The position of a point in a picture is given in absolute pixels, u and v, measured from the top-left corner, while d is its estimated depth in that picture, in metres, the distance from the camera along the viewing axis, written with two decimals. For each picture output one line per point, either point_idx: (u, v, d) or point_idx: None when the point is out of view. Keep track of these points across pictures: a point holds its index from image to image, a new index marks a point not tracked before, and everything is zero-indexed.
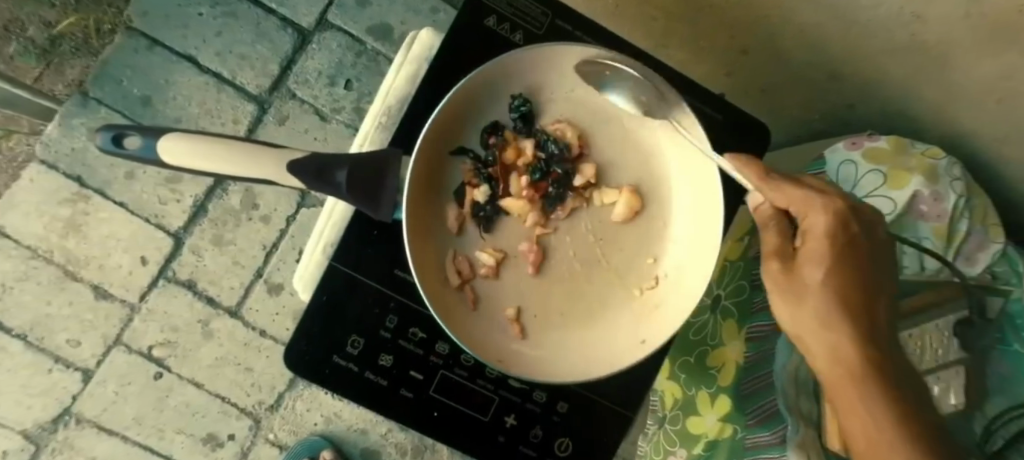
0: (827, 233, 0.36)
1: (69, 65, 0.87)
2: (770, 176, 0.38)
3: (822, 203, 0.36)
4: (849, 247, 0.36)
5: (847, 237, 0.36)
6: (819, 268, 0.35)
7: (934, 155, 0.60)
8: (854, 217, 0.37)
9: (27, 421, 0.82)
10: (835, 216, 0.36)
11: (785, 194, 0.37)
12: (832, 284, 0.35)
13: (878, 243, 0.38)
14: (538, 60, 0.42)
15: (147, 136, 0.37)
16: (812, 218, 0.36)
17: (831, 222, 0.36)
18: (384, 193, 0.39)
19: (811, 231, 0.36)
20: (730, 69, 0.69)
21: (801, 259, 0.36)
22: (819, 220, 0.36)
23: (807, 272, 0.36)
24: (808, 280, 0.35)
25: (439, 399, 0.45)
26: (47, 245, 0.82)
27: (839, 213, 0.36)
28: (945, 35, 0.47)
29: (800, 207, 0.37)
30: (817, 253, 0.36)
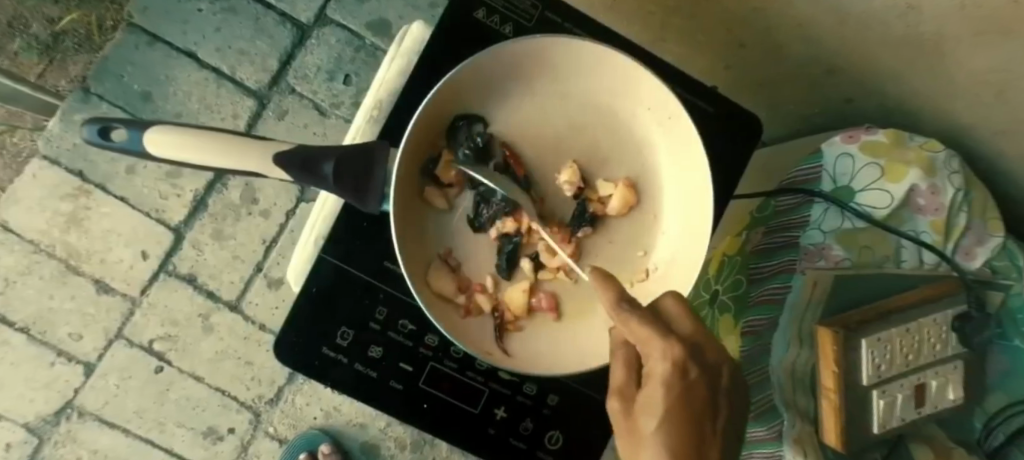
0: (669, 382, 0.31)
1: (72, 61, 0.88)
2: (622, 310, 0.32)
3: (675, 343, 0.32)
4: (689, 400, 0.31)
5: (686, 388, 0.32)
6: (653, 419, 0.31)
7: (932, 148, 0.59)
8: (695, 365, 0.32)
9: (30, 414, 0.83)
10: (674, 363, 0.32)
11: (632, 329, 0.32)
12: (667, 440, 0.30)
13: (715, 386, 0.33)
14: (525, 54, 0.41)
15: (131, 129, 0.38)
16: (663, 354, 0.32)
17: (675, 370, 0.31)
18: (372, 183, 0.39)
19: (653, 372, 0.32)
20: (727, 62, 0.69)
21: (640, 405, 0.32)
22: (661, 366, 0.32)
23: (641, 421, 0.32)
24: (643, 429, 0.32)
25: (429, 391, 0.46)
26: (50, 239, 0.83)
27: (681, 356, 0.32)
28: (940, 27, 0.46)
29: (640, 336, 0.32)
30: (655, 397, 0.32)
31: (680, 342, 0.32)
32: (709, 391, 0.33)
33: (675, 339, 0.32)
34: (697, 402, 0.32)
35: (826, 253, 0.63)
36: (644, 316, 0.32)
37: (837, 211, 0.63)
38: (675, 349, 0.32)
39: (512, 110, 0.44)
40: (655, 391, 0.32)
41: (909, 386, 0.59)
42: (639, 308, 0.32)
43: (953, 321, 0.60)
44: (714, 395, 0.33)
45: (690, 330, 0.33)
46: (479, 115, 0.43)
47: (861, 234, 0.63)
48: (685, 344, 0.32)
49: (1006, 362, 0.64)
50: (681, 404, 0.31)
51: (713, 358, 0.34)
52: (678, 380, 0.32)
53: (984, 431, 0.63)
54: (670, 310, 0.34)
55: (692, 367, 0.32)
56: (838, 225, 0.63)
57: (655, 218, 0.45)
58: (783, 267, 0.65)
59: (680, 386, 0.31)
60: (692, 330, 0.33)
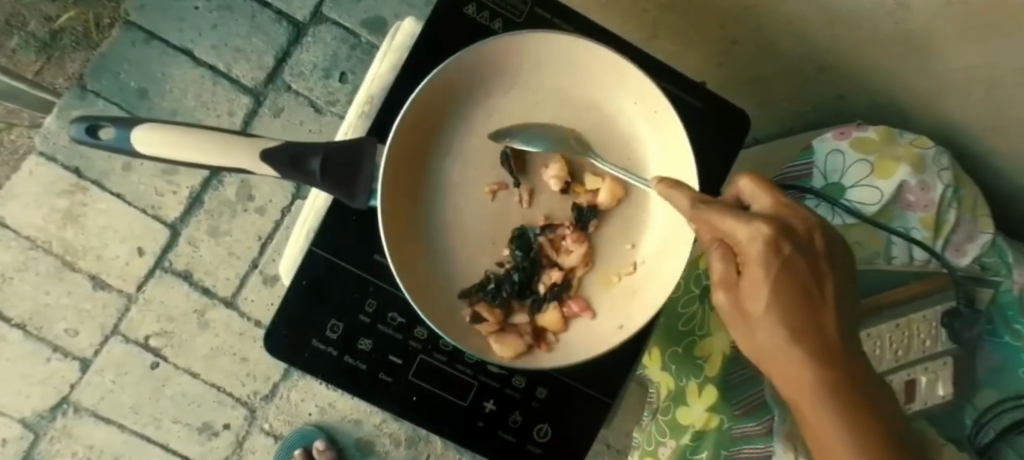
0: (762, 258, 0.30)
1: (69, 58, 0.89)
2: (699, 206, 0.33)
3: (762, 224, 0.31)
4: (794, 275, 0.31)
5: (785, 263, 0.31)
6: (760, 303, 0.31)
7: (922, 145, 0.59)
8: (785, 233, 0.31)
9: (26, 409, 0.83)
10: (766, 240, 0.31)
11: (711, 220, 0.32)
12: (779, 315, 0.31)
13: (817, 254, 0.32)
14: (510, 50, 0.42)
15: (120, 127, 0.38)
16: (750, 234, 0.31)
17: (767, 244, 0.31)
18: (359, 178, 0.40)
19: (747, 257, 0.31)
20: (720, 60, 0.69)
21: (744, 293, 0.32)
22: (755, 245, 0.31)
23: (749, 305, 0.32)
24: (755, 312, 0.31)
25: (418, 384, 0.46)
26: (46, 236, 0.83)
27: (772, 234, 0.31)
28: (928, 24, 0.46)
29: (721, 225, 0.32)
30: (757, 283, 0.31)
31: (767, 220, 0.31)
32: (811, 267, 0.31)
33: (759, 218, 0.31)
34: (803, 273, 0.31)
35: None
36: (717, 206, 0.32)
37: (828, 207, 0.64)
38: (764, 228, 0.31)
39: (500, 105, 0.44)
40: (755, 274, 0.31)
41: (898, 382, 0.59)
42: (713, 205, 0.32)
43: (942, 317, 0.60)
44: (820, 269, 0.32)
45: (770, 208, 0.33)
46: (468, 110, 0.44)
47: (851, 230, 0.63)
48: (773, 219, 0.31)
49: (997, 359, 0.63)
50: (786, 278, 0.31)
51: (809, 232, 0.33)
52: (775, 256, 0.31)
53: (975, 426, 0.62)
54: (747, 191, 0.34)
55: (784, 241, 0.31)
56: (828, 221, 0.64)
57: (644, 212, 0.45)
58: None
59: (776, 263, 0.31)
60: (773, 207, 0.33)
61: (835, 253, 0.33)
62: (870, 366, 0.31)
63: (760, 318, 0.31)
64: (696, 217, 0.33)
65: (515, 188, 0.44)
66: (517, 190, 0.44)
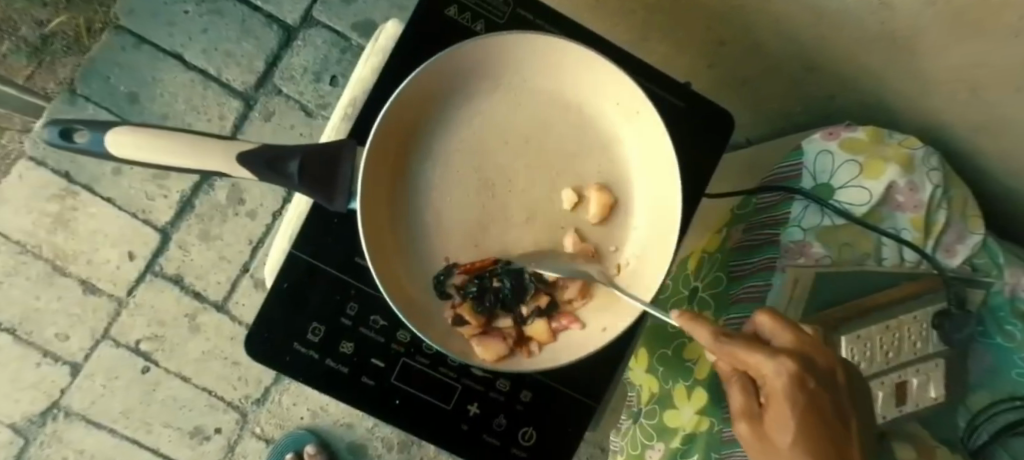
0: (788, 394, 0.34)
1: (60, 63, 0.88)
2: (723, 340, 0.34)
3: (786, 360, 0.34)
4: (812, 409, 0.34)
5: (809, 401, 0.34)
6: (787, 437, 0.34)
7: (910, 145, 0.59)
8: (809, 372, 0.34)
9: (16, 414, 0.83)
10: (792, 375, 0.34)
11: (738, 355, 0.34)
12: (807, 448, 0.34)
13: (833, 383, 0.36)
14: (495, 51, 0.42)
15: (94, 130, 0.38)
16: (777, 371, 0.34)
17: (792, 382, 0.34)
18: (339, 181, 0.40)
19: (773, 390, 0.34)
20: (708, 61, 0.69)
21: (767, 426, 0.35)
22: (779, 381, 0.34)
23: (776, 435, 0.35)
24: (778, 442, 0.35)
25: (401, 387, 0.46)
26: (35, 240, 0.83)
27: (796, 368, 0.34)
28: (913, 24, 0.46)
29: (746, 361, 0.35)
30: (783, 416, 0.34)
31: (791, 356, 0.34)
32: (827, 396, 0.35)
33: (782, 353, 0.34)
34: (820, 410, 0.34)
35: (806, 250, 0.63)
36: (745, 343, 0.34)
37: (817, 209, 0.63)
38: (789, 365, 0.34)
39: (483, 106, 0.44)
40: (781, 411, 0.34)
41: (891, 384, 0.59)
42: (734, 339, 0.34)
43: (932, 318, 0.59)
44: (831, 395, 0.36)
45: (790, 343, 0.35)
46: (449, 112, 0.44)
47: (840, 231, 0.63)
48: (796, 358, 0.34)
49: (989, 360, 0.63)
50: (806, 412, 0.34)
51: (822, 362, 0.36)
52: (799, 392, 0.34)
53: (968, 428, 0.63)
54: (767, 328, 0.36)
55: (807, 376, 0.34)
56: (817, 222, 0.63)
57: (626, 214, 0.45)
58: (764, 265, 0.65)
59: (800, 397, 0.34)
60: (794, 342, 0.35)
61: (844, 384, 0.37)
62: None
63: (784, 450, 0.34)
64: (719, 350, 0.35)
65: (496, 189, 0.43)
66: (498, 192, 0.43)
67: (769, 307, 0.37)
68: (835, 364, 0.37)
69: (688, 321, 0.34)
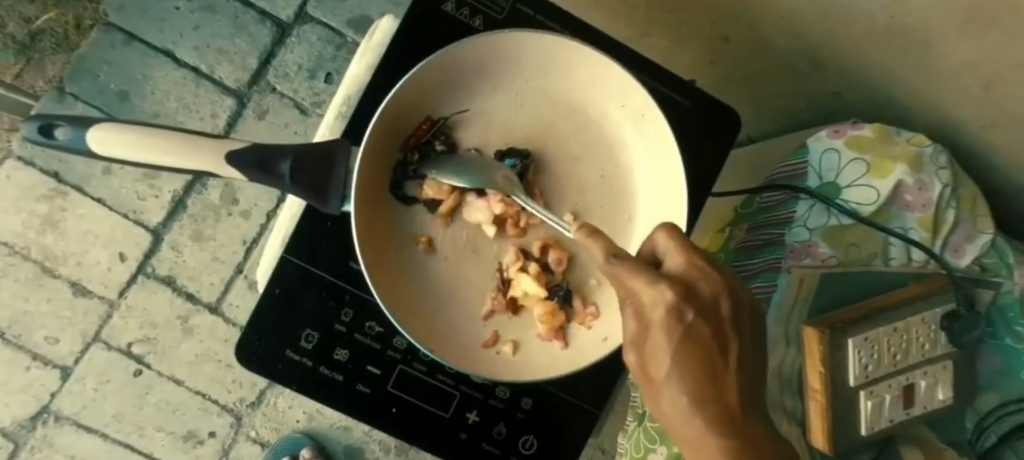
0: (665, 322, 0.27)
1: (49, 61, 0.87)
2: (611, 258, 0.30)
3: (667, 288, 0.28)
4: (701, 338, 0.27)
5: (688, 330, 0.27)
6: (661, 370, 0.27)
7: (920, 142, 0.58)
8: (690, 300, 0.28)
9: (5, 419, 0.81)
10: (671, 300, 0.27)
11: (621, 278, 0.29)
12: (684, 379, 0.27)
13: (734, 319, 0.29)
14: (494, 51, 0.41)
15: (77, 127, 0.36)
16: (654, 299, 0.28)
17: (672, 310, 0.27)
18: (332, 182, 0.38)
19: (649, 317, 0.28)
20: (711, 57, 0.67)
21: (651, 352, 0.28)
22: (658, 308, 0.28)
23: (652, 366, 0.28)
24: (657, 376, 0.28)
25: (398, 395, 0.44)
26: (24, 241, 0.81)
27: (677, 300, 0.28)
28: (925, 18, 0.44)
29: (629, 288, 0.29)
30: (660, 344, 0.27)
31: (673, 283, 0.28)
32: (724, 334, 0.28)
33: (665, 281, 0.28)
34: (710, 343, 0.27)
35: (812, 250, 0.62)
36: (634, 264, 0.29)
37: (823, 208, 0.62)
38: (669, 290, 0.28)
39: (483, 108, 0.43)
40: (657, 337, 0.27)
41: (898, 387, 0.57)
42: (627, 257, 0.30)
43: (941, 319, 0.58)
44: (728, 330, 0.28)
45: (681, 268, 0.30)
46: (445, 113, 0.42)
47: (848, 231, 0.62)
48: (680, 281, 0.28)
49: (998, 361, 0.62)
50: (688, 346, 0.27)
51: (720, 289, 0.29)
52: (677, 320, 0.27)
53: (977, 429, 0.62)
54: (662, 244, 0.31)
55: (687, 308, 0.27)
56: (824, 222, 0.62)
57: (628, 219, 0.44)
58: (769, 265, 0.63)
59: (681, 334, 0.27)
60: (687, 266, 0.30)
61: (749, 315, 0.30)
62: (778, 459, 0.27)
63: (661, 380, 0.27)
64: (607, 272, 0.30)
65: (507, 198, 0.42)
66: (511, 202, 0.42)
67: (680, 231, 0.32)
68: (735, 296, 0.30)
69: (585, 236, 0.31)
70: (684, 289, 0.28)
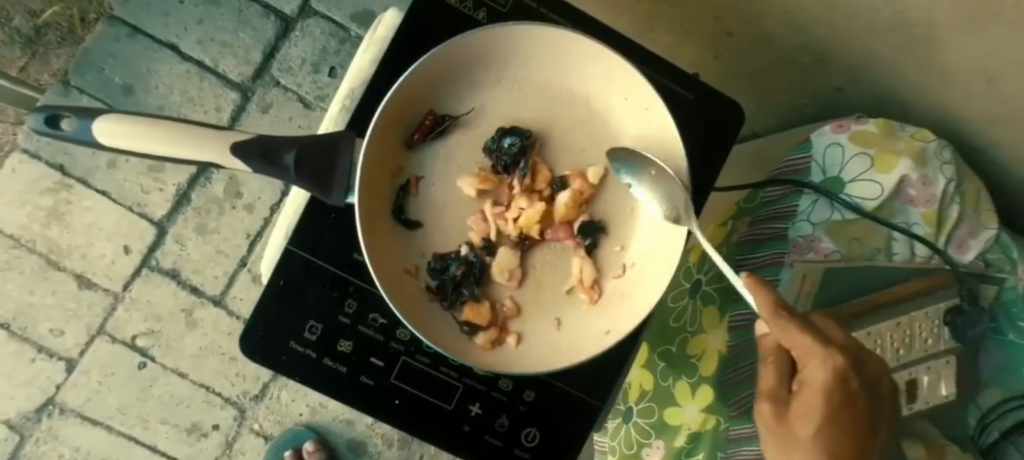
0: (830, 385, 0.36)
1: (54, 55, 0.87)
2: (781, 314, 0.35)
3: (834, 353, 0.36)
4: (848, 406, 0.37)
5: (844, 395, 0.37)
6: (811, 425, 0.36)
7: (924, 138, 0.57)
8: (853, 372, 0.37)
9: (11, 411, 0.82)
10: (836, 370, 0.36)
11: (789, 338, 0.36)
12: (829, 433, 0.36)
13: (870, 393, 0.39)
14: (498, 44, 0.41)
15: (82, 118, 0.36)
16: (821, 363, 0.36)
17: (836, 376, 0.36)
18: (336, 174, 0.39)
19: (812, 379, 0.37)
20: (715, 51, 0.67)
21: (793, 409, 0.38)
22: (824, 371, 0.36)
23: (799, 422, 0.37)
24: (799, 434, 0.37)
25: (400, 387, 0.45)
26: (29, 234, 0.82)
27: (841, 364, 0.36)
28: (930, 14, 0.44)
29: (799, 348, 0.36)
30: (812, 403, 0.37)
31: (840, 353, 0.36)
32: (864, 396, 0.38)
33: (833, 346, 0.36)
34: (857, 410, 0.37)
35: (815, 245, 0.62)
36: (802, 326, 0.36)
37: (827, 203, 0.62)
38: (837, 359, 0.36)
39: (487, 102, 0.43)
40: (817, 397, 0.36)
41: (901, 381, 0.57)
42: (796, 316, 0.36)
43: (944, 314, 0.58)
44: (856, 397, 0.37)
45: (840, 346, 0.38)
46: (448, 106, 0.42)
47: (851, 225, 0.61)
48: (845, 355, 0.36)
49: (1001, 357, 0.62)
50: (839, 405, 0.36)
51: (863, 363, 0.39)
52: (838, 386, 0.36)
53: (979, 426, 0.61)
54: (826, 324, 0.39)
55: (849, 373, 0.36)
56: (827, 216, 0.62)
57: (632, 211, 0.44)
58: (772, 260, 0.64)
59: (836, 391, 0.36)
60: (847, 341, 0.38)
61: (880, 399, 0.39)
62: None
63: (806, 438, 0.37)
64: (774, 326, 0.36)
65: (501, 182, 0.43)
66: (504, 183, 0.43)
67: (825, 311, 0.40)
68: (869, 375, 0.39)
69: (754, 285, 0.35)
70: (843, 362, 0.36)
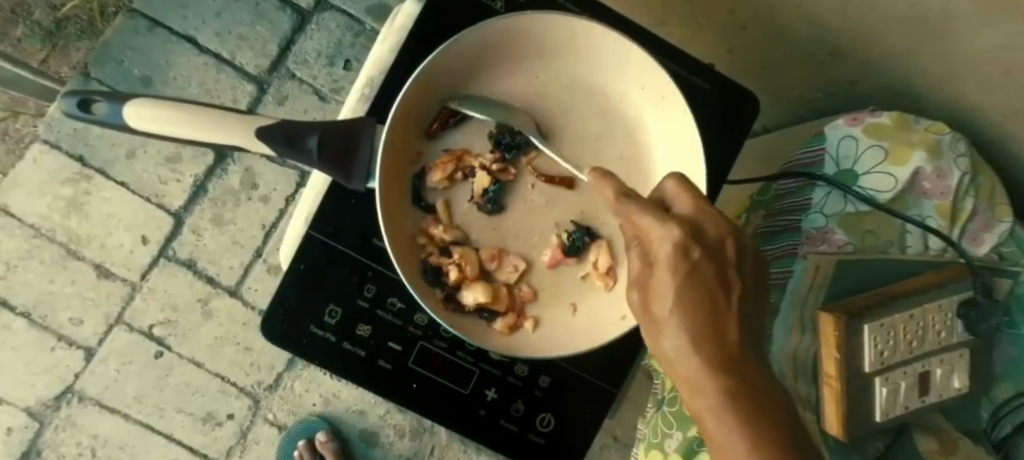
0: (671, 261, 0.30)
1: (73, 47, 0.90)
2: (623, 199, 0.32)
3: (675, 225, 0.30)
4: (700, 278, 0.30)
5: (692, 269, 0.30)
6: (667, 304, 0.29)
7: (938, 131, 0.58)
8: (694, 243, 0.30)
9: (31, 399, 0.83)
10: (675, 243, 0.30)
11: (633, 218, 0.31)
12: (681, 314, 0.29)
13: (727, 259, 0.31)
14: (516, 34, 0.41)
15: (112, 102, 0.38)
16: (663, 235, 0.30)
17: (677, 250, 0.30)
18: (358, 160, 0.39)
19: (658, 260, 0.31)
20: (729, 44, 0.68)
21: (652, 295, 0.31)
22: (665, 249, 0.30)
23: (656, 307, 0.30)
24: (660, 317, 0.30)
25: (418, 371, 0.46)
26: (50, 224, 0.83)
27: (683, 237, 0.30)
28: (944, 5, 0.44)
29: (641, 226, 0.31)
30: (665, 283, 0.30)
31: (682, 226, 0.30)
32: (719, 271, 0.30)
33: (673, 221, 0.31)
34: (709, 282, 0.30)
35: (829, 237, 0.62)
36: (644, 206, 0.31)
37: (840, 195, 0.62)
38: (673, 231, 0.30)
39: (504, 91, 0.43)
40: (664, 277, 0.30)
41: (914, 374, 0.57)
42: (637, 197, 0.32)
43: (957, 307, 0.58)
44: (728, 273, 0.31)
45: (689, 210, 0.32)
46: (467, 96, 0.43)
47: (864, 218, 0.61)
48: (686, 226, 0.30)
49: (1014, 350, 0.62)
50: (691, 283, 0.29)
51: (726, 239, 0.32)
52: (681, 261, 0.30)
53: (992, 421, 0.62)
54: (670, 194, 0.33)
55: (696, 247, 0.30)
56: (841, 208, 0.62)
57: (648, 199, 0.44)
58: (787, 251, 0.64)
59: (680, 267, 0.30)
60: (695, 208, 0.32)
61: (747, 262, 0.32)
62: (758, 374, 0.28)
63: (665, 318, 0.30)
64: (617, 210, 0.32)
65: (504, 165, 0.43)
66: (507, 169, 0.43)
67: (677, 175, 0.33)
68: (727, 242, 0.32)
69: (593, 177, 0.34)
70: (687, 231, 0.30)
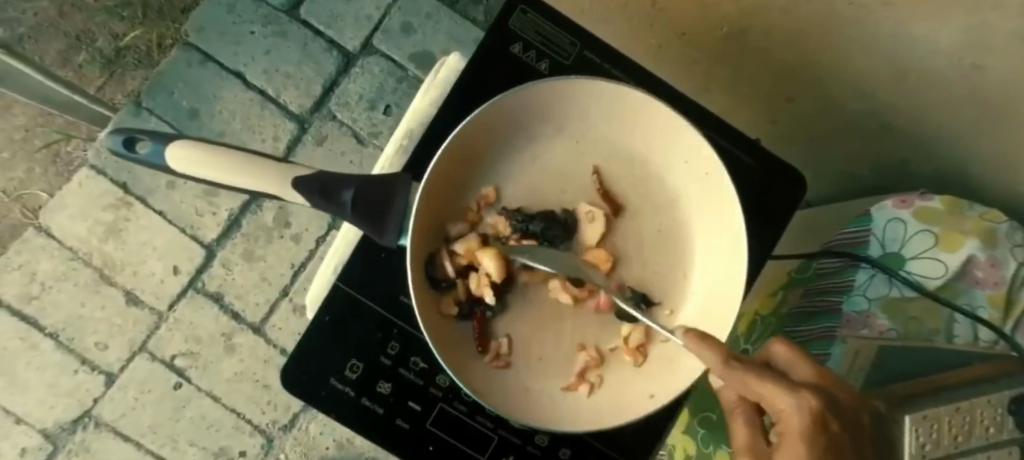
0: (803, 434, 0.34)
1: (130, 76, 0.94)
2: (732, 364, 0.35)
3: (802, 393, 0.34)
4: (827, 440, 0.34)
5: (823, 433, 0.34)
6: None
7: (993, 218, 0.55)
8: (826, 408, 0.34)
9: (48, 420, 0.83)
10: (808, 412, 0.34)
11: (750, 380, 0.35)
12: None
13: (851, 418, 0.36)
14: (561, 99, 0.41)
15: (155, 142, 0.39)
16: (787, 407, 0.35)
17: (809, 421, 0.34)
18: (390, 215, 0.39)
19: (787, 428, 0.34)
20: (772, 112, 0.67)
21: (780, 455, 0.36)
22: (792, 416, 0.34)
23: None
24: None
25: (435, 433, 0.44)
26: (87, 248, 0.85)
27: (814, 406, 0.34)
28: (1008, 89, 0.42)
29: (759, 392, 0.35)
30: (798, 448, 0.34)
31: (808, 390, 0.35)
32: (848, 440, 0.34)
33: (800, 390, 0.35)
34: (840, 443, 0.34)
35: (870, 321, 0.59)
36: (759, 372, 0.35)
37: (884, 280, 0.60)
38: (807, 401, 0.34)
39: (545, 155, 0.43)
40: (793, 426, 0.34)
41: None
42: (748, 364, 0.36)
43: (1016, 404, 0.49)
44: (855, 431, 0.35)
45: (806, 374, 0.37)
46: (507, 158, 0.43)
47: (911, 304, 0.58)
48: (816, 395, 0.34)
49: None
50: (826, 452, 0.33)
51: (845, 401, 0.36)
52: (815, 434, 0.34)
53: None
54: (783, 359, 0.38)
55: (825, 413, 0.34)
56: (885, 293, 0.59)
57: (686, 276, 0.43)
58: (822, 333, 0.62)
59: (816, 442, 0.33)
60: (810, 375, 0.37)
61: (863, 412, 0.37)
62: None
63: None
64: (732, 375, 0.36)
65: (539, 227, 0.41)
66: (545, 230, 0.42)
67: (785, 339, 0.39)
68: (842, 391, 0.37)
69: (697, 344, 0.36)
70: (817, 401, 0.34)
